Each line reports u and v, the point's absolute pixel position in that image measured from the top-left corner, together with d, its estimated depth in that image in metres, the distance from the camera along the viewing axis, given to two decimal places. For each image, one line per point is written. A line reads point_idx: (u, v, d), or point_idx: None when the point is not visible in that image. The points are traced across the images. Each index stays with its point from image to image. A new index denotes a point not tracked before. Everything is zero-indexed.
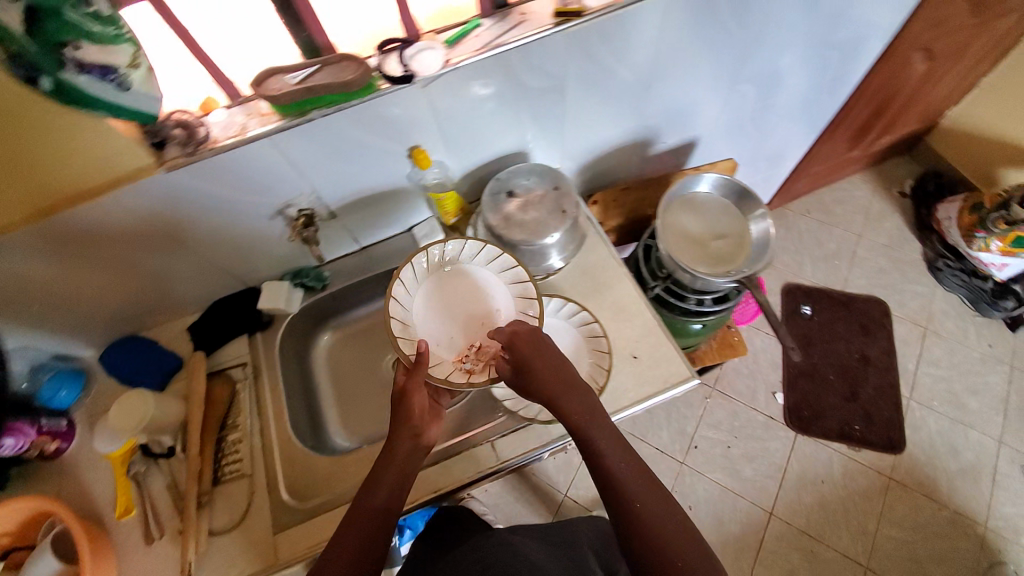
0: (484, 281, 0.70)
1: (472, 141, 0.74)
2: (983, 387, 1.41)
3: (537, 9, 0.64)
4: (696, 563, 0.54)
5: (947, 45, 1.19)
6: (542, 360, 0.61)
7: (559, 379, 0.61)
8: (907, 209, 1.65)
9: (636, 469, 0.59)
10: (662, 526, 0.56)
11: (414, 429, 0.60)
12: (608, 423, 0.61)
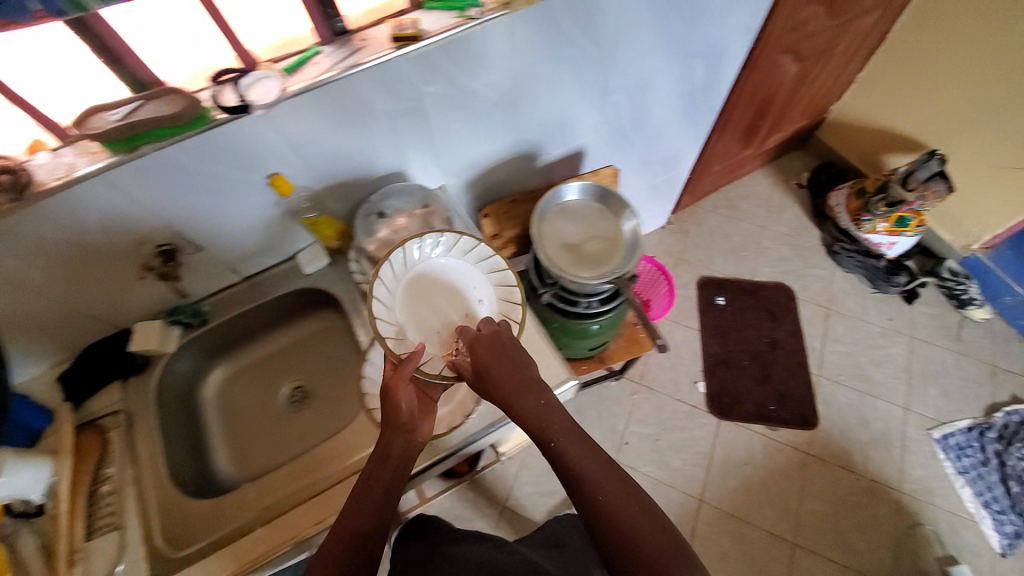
0: (464, 273, 0.72)
1: (337, 165, 0.75)
2: (886, 358, 1.52)
3: (377, 35, 0.66)
4: (663, 550, 0.54)
5: (812, 47, 1.29)
6: (499, 361, 0.60)
7: (514, 381, 0.60)
8: (805, 199, 1.79)
9: (598, 463, 0.59)
10: (629, 517, 0.56)
11: (403, 427, 0.60)
12: (565, 417, 0.60)
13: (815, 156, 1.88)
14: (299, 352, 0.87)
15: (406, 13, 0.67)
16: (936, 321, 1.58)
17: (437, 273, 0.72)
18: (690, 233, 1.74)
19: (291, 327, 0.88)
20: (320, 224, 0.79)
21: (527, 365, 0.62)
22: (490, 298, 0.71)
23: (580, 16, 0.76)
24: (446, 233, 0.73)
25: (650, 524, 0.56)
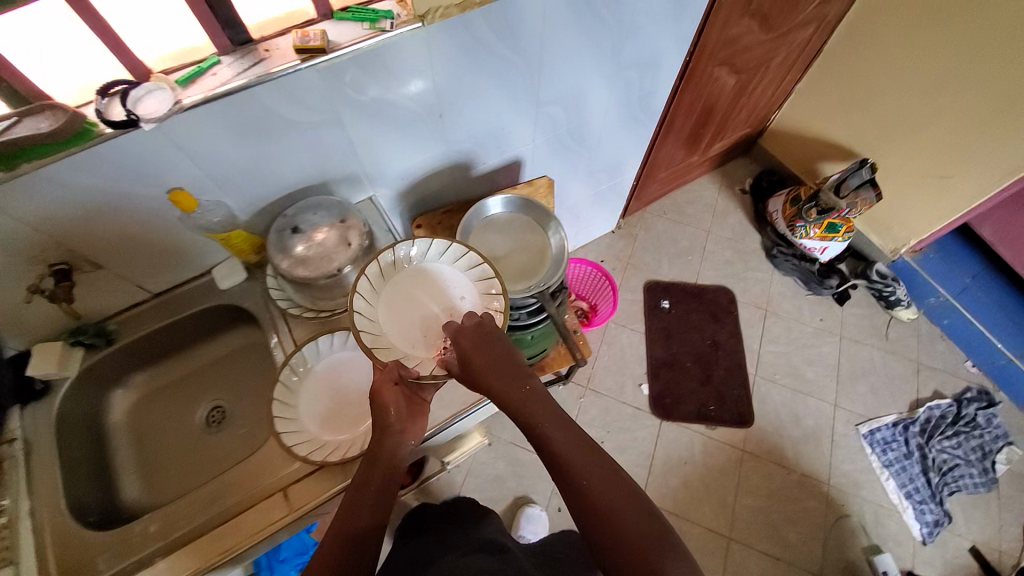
0: (443, 274, 0.71)
1: (249, 177, 0.72)
2: (818, 357, 1.60)
3: (282, 45, 0.63)
4: (644, 536, 0.53)
5: (747, 60, 1.34)
6: (480, 353, 0.61)
7: (497, 369, 0.61)
8: (747, 204, 1.87)
9: (581, 447, 0.58)
10: (611, 499, 0.55)
11: (393, 429, 0.63)
12: (549, 402, 0.60)
13: (758, 162, 1.95)
14: (216, 371, 0.86)
15: (314, 23, 0.63)
16: (865, 322, 1.66)
17: (415, 279, 0.70)
18: (638, 237, 1.79)
19: (208, 346, 0.87)
20: (231, 240, 0.75)
21: (511, 353, 0.63)
22: (473, 295, 0.69)
23: (500, 28, 0.75)
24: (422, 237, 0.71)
25: (632, 508, 0.55)
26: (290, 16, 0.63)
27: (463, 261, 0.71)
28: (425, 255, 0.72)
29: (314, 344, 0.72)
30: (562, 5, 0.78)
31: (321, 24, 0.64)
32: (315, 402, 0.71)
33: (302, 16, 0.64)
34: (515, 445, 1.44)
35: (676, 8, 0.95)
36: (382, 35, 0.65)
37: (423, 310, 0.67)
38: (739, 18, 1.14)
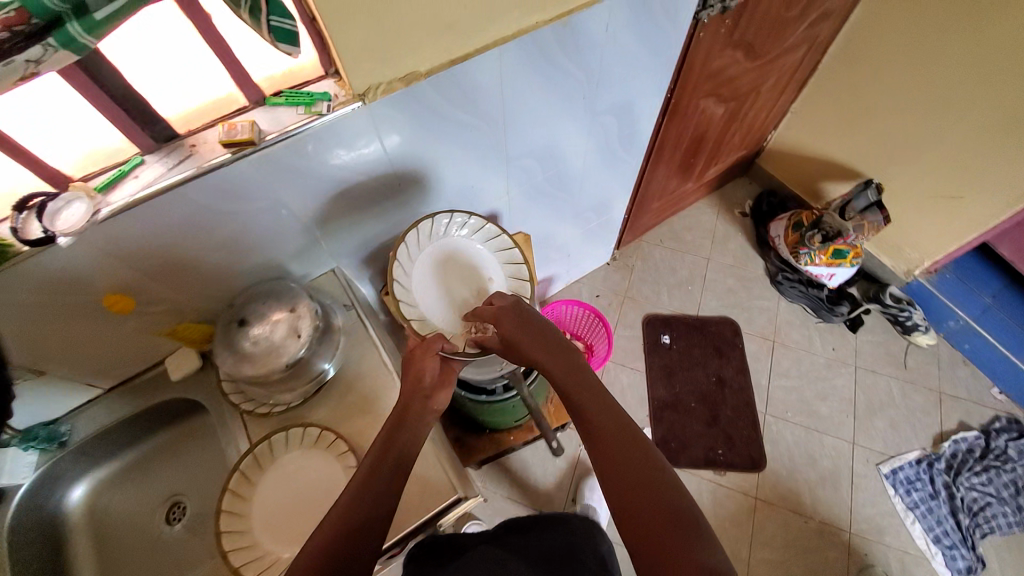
0: (473, 250, 0.81)
1: (193, 268, 0.69)
2: (831, 391, 1.49)
3: (210, 138, 0.59)
4: (668, 504, 0.51)
5: (735, 88, 1.27)
6: (520, 320, 0.68)
7: (540, 339, 0.67)
8: (748, 227, 1.79)
9: (610, 417, 0.60)
10: (635, 475, 0.54)
11: (423, 391, 0.68)
12: (586, 373, 0.65)
13: (758, 183, 1.87)
14: (178, 464, 0.83)
15: (244, 113, 0.60)
16: (880, 350, 1.55)
17: (449, 251, 0.81)
18: (635, 268, 1.72)
19: (159, 439, 0.83)
20: (178, 330, 0.74)
21: (552, 327, 0.70)
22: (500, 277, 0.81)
23: (451, 95, 0.70)
24: (458, 213, 0.80)
25: (658, 487, 0.53)
26: (219, 105, 0.59)
27: (492, 242, 0.82)
28: (457, 230, 0.82)
29: (266, 444, 0.69)
30: (519, 65, 0.73)
31: (253, 111, 0.60)
32: (268, 511, 0.66)
33: (230, 103, 0.59)
34: (512, 500, 1.37)
35: (648, 50, 0.89)
36: (316, 118, 0.60)
37: (456, 282, 0.79)
38: (722, 51, 1.08)
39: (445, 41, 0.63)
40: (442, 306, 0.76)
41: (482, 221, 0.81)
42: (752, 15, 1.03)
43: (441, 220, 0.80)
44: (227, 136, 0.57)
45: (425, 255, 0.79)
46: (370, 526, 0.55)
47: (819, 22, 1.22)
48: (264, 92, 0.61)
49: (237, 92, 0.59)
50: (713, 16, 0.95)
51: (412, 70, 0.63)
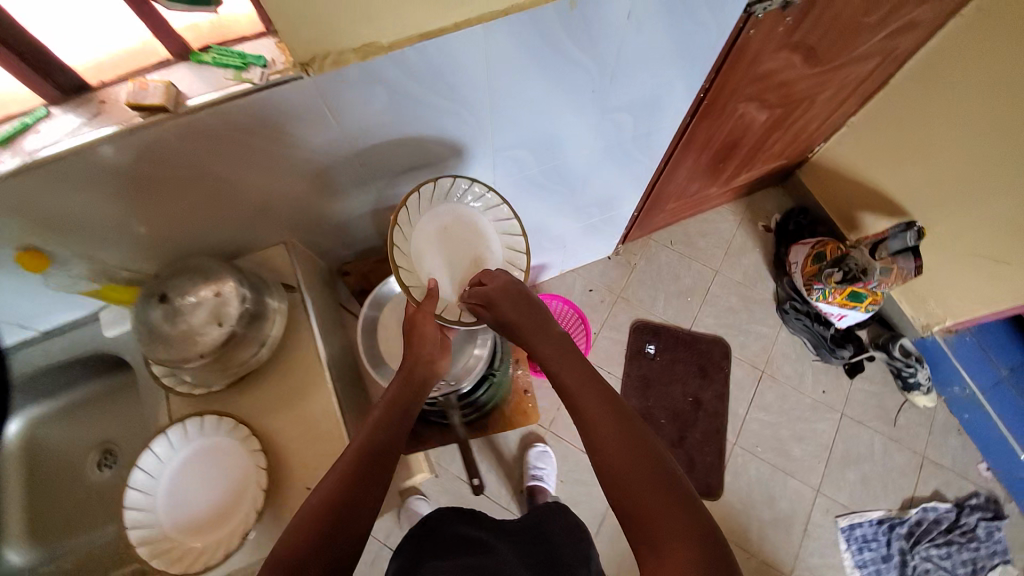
0: (472, 218, 0.84)
1: (118, 224, 0.64)
2: (810, 435, 1.43)
3: (121, 95, 0.52)
4: (651, 470, 0.58)
5: (784, 95, 1.11)
6: (518, 301, 0.75)
7: (534, 322, 0.75)
8: (768, 244, 1.65)
9: (596, 392, 0.67)
10: (619, 443, 0.61)
11: (425, 358, 0.77)
12: (573, 352, 0.73)
13: (792, 197, 1.70)
14: (111, 414, 0.79)
15: (163, 71, 0.52)
16: (872, 401, 1.46)
17: (449, 217, 0.82)
18: (636, 268, 1.62)
19: (91, 386, 0.79)
20: (103, 292, 0.69)
21: (545, 309, 0.78)
22: (496, 246, 0.85)
23: (421, 73, 0.60)
24: (468, 180, 0.81)
25: (641, 451, 0.60)
26: (134, 56, 0.51)
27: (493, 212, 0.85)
28: (460, 196, 0.83)
29: (180, 427, 0.65)
30: (511, 49, 0.62)
31: (176, 68, 0.52)
32: (175, 492, 0.64)
33: (148, 55, 0.51)
34: (461, 481, 1.37)
35: (679, 48, 0.75)
36: (246, 87, 0.52)
37: (454, 251, 0.81)
38: (775, 53, 0.92)
39: (415, 12, 0.53)
40: (438, 271, 0.79)
41: (490, 191, 0.83)
42: (819, 17, 0.86)
43: (448, 183, 0.80)
44: (136, 98, 0.50)
45: (426, 218, 0.80)
46: (374, 474, 0.61)
47: (897, 34, 1.04)
48: (190, 46, 0.52)
49: (156, 44, 0.51)
50: (770, 13, 0.79)
51: (369, 41, 0.54)
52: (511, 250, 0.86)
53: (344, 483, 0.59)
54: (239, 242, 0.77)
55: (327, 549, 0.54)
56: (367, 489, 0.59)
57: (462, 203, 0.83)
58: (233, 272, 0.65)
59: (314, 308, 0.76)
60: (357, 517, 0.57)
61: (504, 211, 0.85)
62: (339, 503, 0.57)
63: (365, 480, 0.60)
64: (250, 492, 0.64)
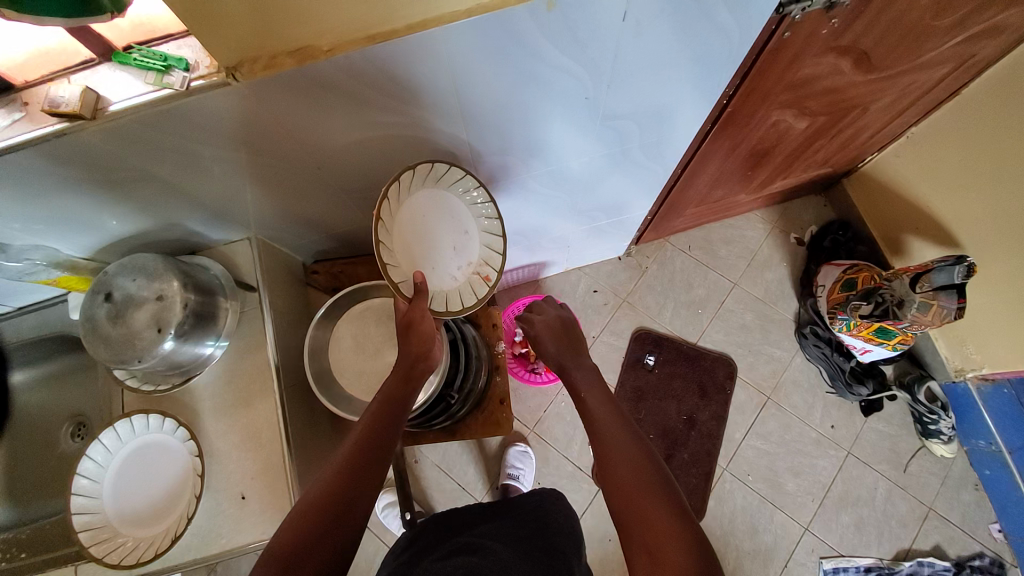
0: (448, 202, 0.78)
1: (83, 211, 0.65)
2: (808, 470, 1.34)
3: (43, 94, 0.51)
4: (648, 479, 0.61)
5: (831, 104, 0.96)
6: (554, 324, 0.91)
7: (568, 352, 0.86)
8: (797, 259, 1.50)
9: (606, 406, 0.73)
10: (625, 457, 0.64)
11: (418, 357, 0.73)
12: (593, 375, 0.80)
13: (833, 209, 1.53)
14: (79, 389, 0.83)
15: (88, 72, 0.51)
16: (885, 443, 1.35)
17: (424, 203, 0.76)
18: (647, 272, 1.52)
19: (65, 361, 0.83)
20: (60, 281, 0.70)
21: (579, 340, 0.89)
22: (474, 229, 0.82)
23: (374, 77, 0.54)
24: (444, 162, 0.73)
25: (645, 464, 0.63)
26: (55, 56, 0.49)
27: (471, 196, 0.79)
28: (435, 180, 0.75)
29: (127, 421, 0.67)
30: (478, 57, 0.55)
31: (99, 68, 0.51)
32: (121, 483, 0.66)
33: (69, 54, 0.50)
34: (440, 469, 1.38)
35: (690, 55, 0.65)
36: (168, 93, 0.51)
37: (433, 240, 0.78)
38: (817, 56, 0.77)
39: (356, 13, 0.47)
40: (420, 263, 0.77)
41: (468, 176, 0.76)
42: (877, 17, 0.71)
43: (426, 170, 0.73)
44: (53, 104, 0.50)
45: (405, 207, 0.74)
46: (374, 464, 0.60)
47: (981, 37, 0.88)
48: (113, 45, 0.50)
49: (77, 44, 0.49)
50: (810, 14, 0.64)
51: (308, 42, 0.49)
52: (491, 233, 0.82)
53: (345, 472, 0.58)
54: (205, 232, 0.77)
55: (326, 538, 0.53)
56: (368, 479, 0.59)
57: (436, 187, 0.76)
58: (177, 274, 0.65)
59: (272, 310, 0.76)
60: (355, 507, 0.56)
61: (478, 189, 0.79)
62: (340, 493, 0.56)
63: (364, 471, 0.59)
64: (189, 492, 0.66)
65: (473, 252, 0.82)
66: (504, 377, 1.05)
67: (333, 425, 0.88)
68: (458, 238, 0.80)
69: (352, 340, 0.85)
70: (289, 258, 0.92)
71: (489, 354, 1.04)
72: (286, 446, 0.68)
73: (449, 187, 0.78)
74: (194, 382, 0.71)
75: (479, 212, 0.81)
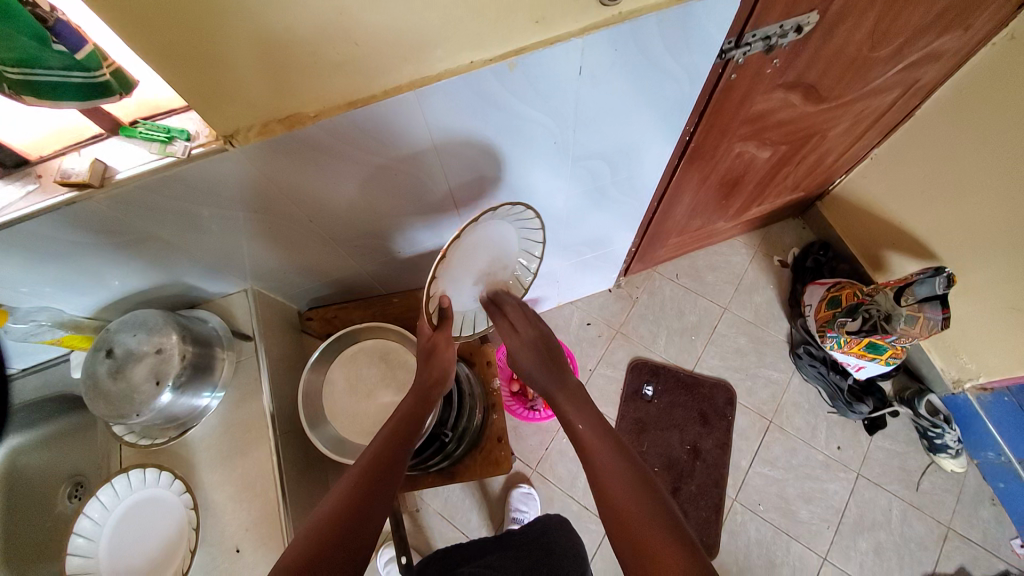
0: (508, 237, 0.79)
1: (94, 273, 0.70)
2: (820, 495, 1.31)
3: (56, 170, 0.58)
4: (639, 502, 0.60)
5: (789, 133, 1.02)
6: (533, 346, 0.79)
7: (553, 376, 0.78)
8: (784, 281, 1.54)
9: (593, 424, 0.71)
10: (625, 491, 0.62)
11: (432, 382, 0.76)
12: (583, 400, 0.75)
13: (813, 231, 1.58)
14: (78, 449, 0.85)
15: (97, 143, 0.57)
16: (894, 462, 1.33)
17: (488, 236, 0.74)
18: (638, 302, 1.54)
19: (64, 422, 0.86)
20: (63, 341, 0.74)
21: (563, 362, 0.80)
22: (514, 261, 0.86)
23: (356, 136, 0.59)
24: (525, 206, 0.73)
25: (646, 495, 0.61)
26: (67, 135, 0.57)
27: (524, 232, 0.82)
28: (507, 217, 0.75)
29: (124, 476, 0.69)
30: (450, 112, 0.60)
31: (108, 140, 0.58)
32: (117, 541, 0.68)
33: (82, 132, 0.57)
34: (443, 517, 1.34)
35: (647, 98, 0.71)
36: (171, 160, 0.56)
37: (479, 269, 0.78)
38: (767, 93, 0.84)
39: (338, 84, 0.54)
40: (457, 287, 0.77)
41: (538, 219, 0.78)
42: (815, 55, 0.79)
43: (505, 209, 0.72)
44: (65, 176, 0.56)
45: (469, 238, 0.71)
46: (390, 479, 0.62)
47: (921, 63, 0.96)
48: (120, 121, 0.57)
49: (88, 122, 0.56)
50: (751, 57, 0.71)
51: (292, 112, 0.55)
52: (524, 267, 0.90)
53: (362, 487, 0.59)
54: (206, 287, 0.82)
55: (342, 556, 0.53)
56: (381, 494, 0.60)
57: (504, 223, 0.76)
58: (176, 327, 0.70)
59: (267, 359, 0.79)
60: (371, 522, 0.57)
61: (535, 227, 0.81)
62: (355, 510, 0.57)
63: (379, 486, 0.60)
64: (184, 547, 0.68)
65: (502, 282, 0.87)
66: (501, 416, 1.04)
67: (330, 472, 0.88)
68: (499, 268, 0.83)
69: (345, 383, 0.88)
70: (284, 307, 0.95)
71: (484, 392, 1.04)
72: (280, 494, 0.70)
73: (512, 222, 0.77)
74: (191, 433, 0.74)
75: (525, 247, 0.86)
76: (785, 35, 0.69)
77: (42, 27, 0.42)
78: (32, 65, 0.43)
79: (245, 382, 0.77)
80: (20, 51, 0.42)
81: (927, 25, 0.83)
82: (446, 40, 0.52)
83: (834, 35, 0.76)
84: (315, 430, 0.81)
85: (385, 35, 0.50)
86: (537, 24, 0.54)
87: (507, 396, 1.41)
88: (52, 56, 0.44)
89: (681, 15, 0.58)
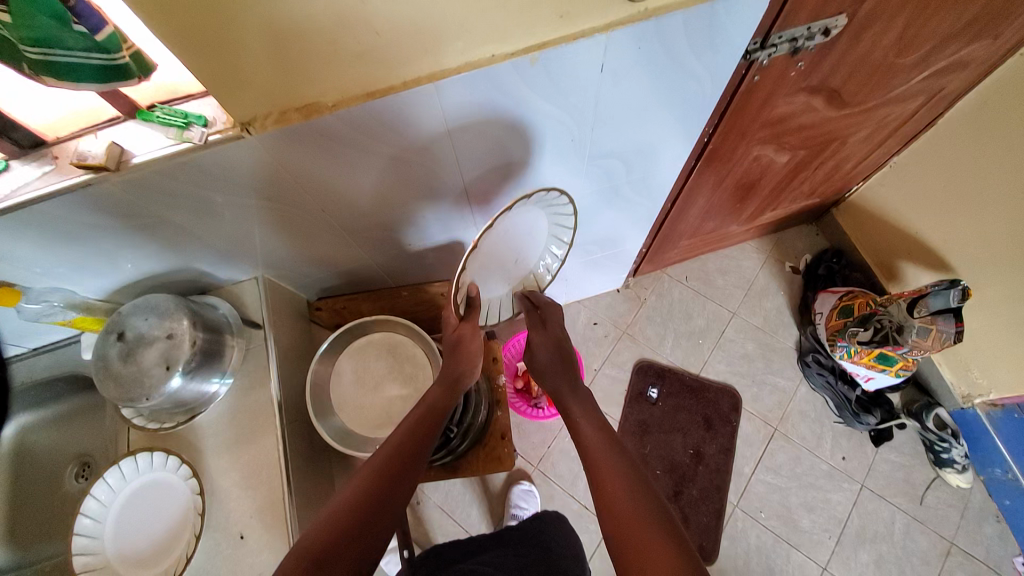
0: (538, 224, 0.78)
1: (107, 256, 0.70)
2: (822, 504, 1.30)
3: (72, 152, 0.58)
4: (633, 504, 0.59)
5: (807, 137, 1.00)
6: (553, 346, 0.84)
7: (563, 373, 0.82)
8: (794, 288, 1.52)
9: (597, 427, 0.72)
10: (617, 481, 0.63)
11: (456, 375, 0.76)
12: (589, 402, 0.78)
13: (826, 238, 1.56)
14: (87, 432, 0.87)
15: (114, 127, 0.57)
16: (899, 474, 1.32)
17: (519, 222, 0.73)
18: (646, 303, 1.53)
19: (74, 404, 0.87)
20: (75, 323, 0.74)
21: (574, 364, 0.84)
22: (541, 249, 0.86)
23: (374, 127, 0.59)
24: (562, 192, 0.71)
25: (644, 497, 0.60)
26: (85, 117, 0.57)
27: (556, 219, 0.80)
28: (539, 203, 0.72)
29: (131, 460, 0.70)
30: (468, 104, 0.59)
31: (125, 124, 0.58)
32: (123, 523, 0.68)
33: (99, 115, 0.57)
34: (443, 510, 1.34)
35: (668, 99, 0.70)
36: (187, 146, 0.56)
37: (506, 258, 0.78)
38: (790, 96, 0.82)
39: (357, 73, 0.53)
40: (486, 278, 0.77)
41: (572, 205, 0.76)
42: (841, 59, 0.77)
43: (542, 196, 0.71)
44: (81, 158, 0.55)
45: (501, 224, 0.69)
46: (406, 474, 0.61)
47: (946, 72, 0.94)
48: (137, 104, 0.57)
49: (105, 104, 0.56)
50: (776, 59, 0.70)
51: (312, 100, 0.55)
52: (552, 253, 0.89)
53: (379, 479, 0.59)
54: (216, 274, 0.82)
55: (355, 548, 0.52)
56: (400, 489, 0.60)
57: (536, 209, 0.74)
58: (187, 312, 0.70)
59: (275, 347, 0.80)
60: (385, 515, 0.56)
61: (567, 213, 0.79)
62: (372, 504, 0.56)
63: (398, 481, 0.60)
64: (189, 532, 0.68)
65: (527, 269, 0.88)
66: (505, 412, 1.04)
67: (334, 463, 0.89)
68: (526, 256, 0.83)
69: (352, 374, 0.89)
70: (294, 297, 0.95)
71: (489, 388, 1.04)
72: (285, 482, 0.71)
73: (544, 207, 0.75)
74: (199, 419, 0.74)
75: (554, 234, 0.85)
76: (812, 38, 0.68)
77: (61, 6, 0.42)
78: (50, 46, 0.43)
79: (253, 370, 0.77)
80: (38, 30, 0.42)
81: (955, 34, 0.81)
82: (467, 33, 0.52)
83: (862, 40, 0.74)
84: (321, 421, 0.81)
85: (406, 25, 0.49)
86: (561, 19, 0.53)
87: (511, 392, 1.41)
88: (71, 36, 0.43)
89: (707, 15, 0.57)
